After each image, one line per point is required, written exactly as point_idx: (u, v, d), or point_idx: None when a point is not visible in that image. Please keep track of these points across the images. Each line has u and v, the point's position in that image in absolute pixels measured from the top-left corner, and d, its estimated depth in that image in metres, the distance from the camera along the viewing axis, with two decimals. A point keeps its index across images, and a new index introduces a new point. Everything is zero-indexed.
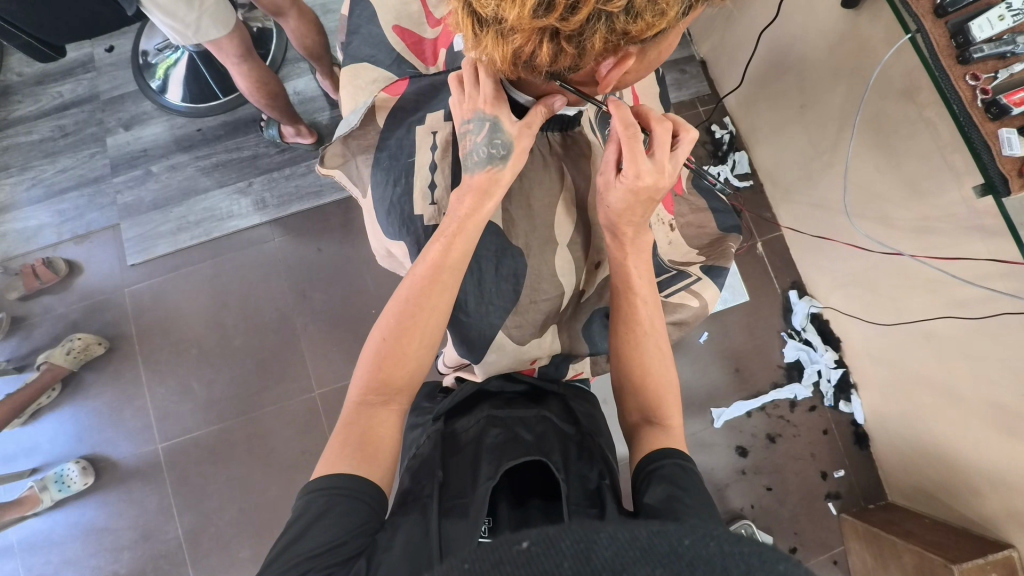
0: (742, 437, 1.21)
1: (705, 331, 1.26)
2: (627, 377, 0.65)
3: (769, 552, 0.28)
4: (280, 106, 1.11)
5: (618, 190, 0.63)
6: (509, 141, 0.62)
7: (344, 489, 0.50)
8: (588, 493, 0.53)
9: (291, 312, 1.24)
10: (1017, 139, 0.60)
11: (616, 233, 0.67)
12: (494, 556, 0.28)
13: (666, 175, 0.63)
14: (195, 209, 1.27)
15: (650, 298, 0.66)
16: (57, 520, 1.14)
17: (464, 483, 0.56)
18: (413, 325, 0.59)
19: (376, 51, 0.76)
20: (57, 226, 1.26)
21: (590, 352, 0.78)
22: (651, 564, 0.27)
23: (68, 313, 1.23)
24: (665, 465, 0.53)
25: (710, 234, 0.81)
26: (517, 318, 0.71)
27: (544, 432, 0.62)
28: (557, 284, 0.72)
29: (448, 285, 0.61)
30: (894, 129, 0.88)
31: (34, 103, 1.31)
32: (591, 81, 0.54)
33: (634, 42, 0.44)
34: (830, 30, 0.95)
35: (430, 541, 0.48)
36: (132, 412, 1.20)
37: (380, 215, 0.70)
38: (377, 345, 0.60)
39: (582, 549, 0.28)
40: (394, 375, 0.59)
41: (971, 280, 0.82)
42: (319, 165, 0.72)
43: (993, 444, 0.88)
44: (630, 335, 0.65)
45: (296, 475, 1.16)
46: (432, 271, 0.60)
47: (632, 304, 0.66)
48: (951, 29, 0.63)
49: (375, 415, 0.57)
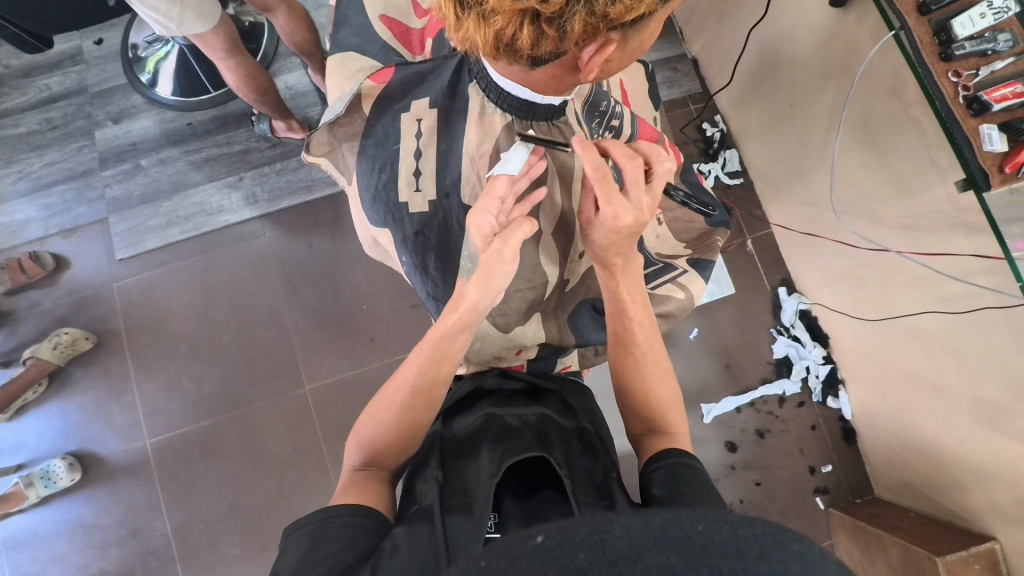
0: (731, 432, 1.22)
1: (696, 327, 1.27)
2: (627, 400, 0.66)
3: (784, 533, 0.28)
4: (269, 101, 1.11)
5: (600, 230, 0.63)
6: (474, 256, 0.63)
7: (348, 514, 0.52)
8: (595, 485, 0.53)
9: (282, 307, 1.23)
10: (997, 135, 0.62)
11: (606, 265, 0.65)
12: (508, 553, 0.28)
13: (645, 210, 0.61)
14: (185, 203, 1.26)
15: (642, 328, 0.66)
16: (44, 517, 1.13)
17: (466, 482, 0.54)
18: (405, 425, 0.62)
19: (364, 41, 0.76)
20: (44, 221, 1.25)
21: (578, 343, 0.78)
22: (666, 553, 0.27)
23: (55, 308, 1.22)
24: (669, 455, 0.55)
25: (699, 228, 0.79)
26: (502, 307, 0.72)
27: (543, 429, 0.60)
28: (543, 274, 0.72)
29: (441, 380, 0.62)
30: (880, 128, 0.90)
31: (21, 96, 1.29)
32: (571, 74, 0.53)
33: (614, 26, 0.44)
34: (820, 29, 0.95)
35: (436, 542, 0.46)
36: (121, 408, 1.19)
37: (366, 203, 0.71)
38: (370, 435, 0.62)
39: (597, 538, 0.28)
40: (388, 453, 0.62)
41: (956, 275, 0.84)
42: (305, 154, 0.71)
43: (978, 439, 0.89)
44: (627, 370, 0.66)
45: (289, 470, 1.16)
46: (427, 368, 0.61)
47: (627, 341, 0.66)
48: (934, 27, 0.65)
49: (370, 480, 0.60)
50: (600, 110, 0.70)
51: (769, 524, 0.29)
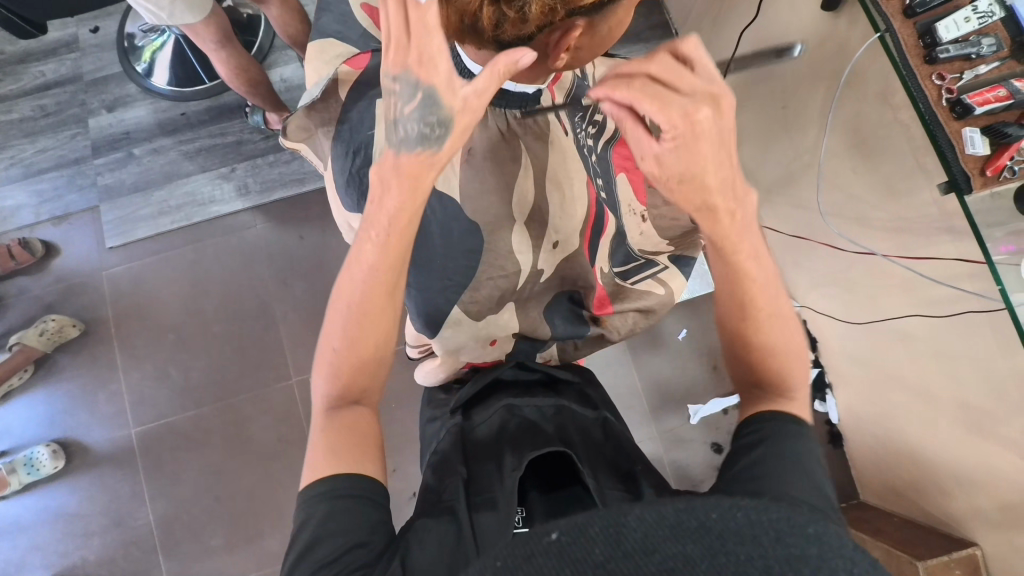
0: (719, 434, 1.21)
1: (685, 327, 1.27)
2: (766, 383, 0.55)
3: (797, 516, 0.29)
4: (262, 93, 1.12)
5: (673, 155, 0.49)
6: (446, 119, 0.49)
7: (344, 491, 0.47)
8: (621, 478, 0.54)
9: (272, 299, 1.23)
10: (979, 139, 0.62)
11: (713, 209, 0.52)
12: (525, 550, 0.27)
13: (712, 99, 0.48)
14: (177, 193, 1.26)
15: (763, 277, 0.54)
16: (26, 505, 1.13)
17: (489, 477, 0.55)
18: (366, 337, 0.51)
19: (344, 28, 0.74)
20: (35, 207, 1.25)
21: (555, 337, 0.73)
22: (682, 541, 0.27)
23: (43, 295, 1.22)
24: (781, 423, 0.51)
25: (683, 226, 0.75)
26: (473, 293, 0.65)
27: (563, 424, 0.61)
28: (516, 264, 0.64)
29: (397, 264, 0.51)
30: (869, 132, 0.90)
31: (15, 82, 1.29)
32: (541, 65, 0.53)
33: (574, 9, 0.44)
34: (811, 33, 0.96)
35: (465, 538, 0.48)
36: (107, 396, 1.18)
37: (341, 188, 0.68)
38: (331, 357, 0.52)
39: (612, 532, 0.27)
40: (353, 382, 0.52)
41: (941, 280, 0.84)
42: (284, 139, 0.70)
43: (962, 445, 0.89)
44: (760, 346, 0.55)
45: (275, 463, 1.15)
46: (375, 267, 0.50)
47: (755, 302, 0.54)
48: (920, 29, 0.65)
49: (347, 419, 0.51)
50: (582, 105, 0.67)
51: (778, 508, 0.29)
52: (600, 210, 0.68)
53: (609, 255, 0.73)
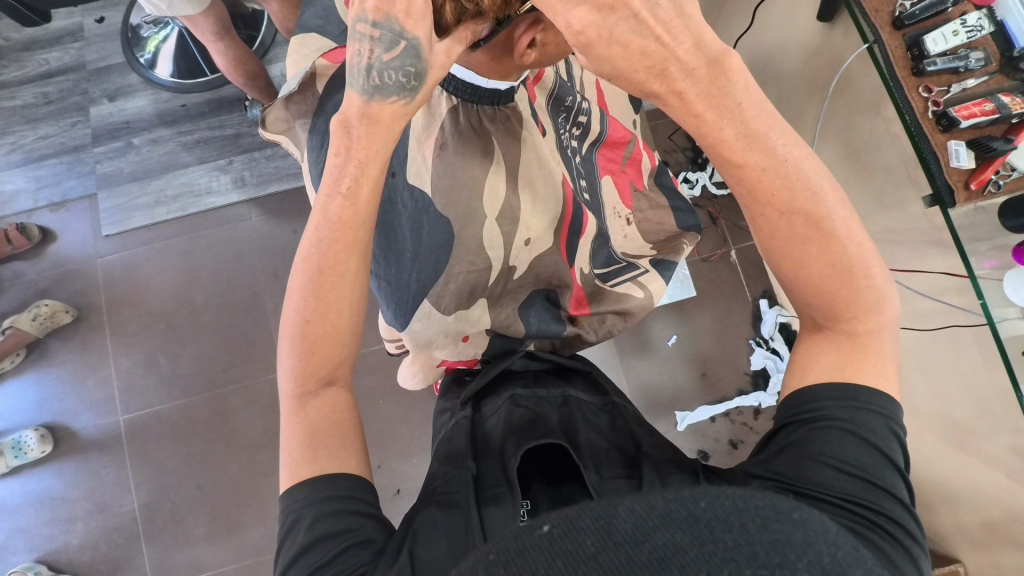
0: (705, 441, 1.21)
1: (675, 333, 1.27)
2: (817, 305, 0.47)
3: (782, 503, 0.26)
4: (259, 86, 1.13)
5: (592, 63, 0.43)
6: (422, 70, 0.47)
7: (325, 489, 0.46)
8: (627, 465, 0.52)
9: (263, 292, 1.24)
10: (964, 152, 0.61)
11: (659, 98, 0.44)
12: (518, 544, 0.25)
13: None
14: (173, 183, 1.27)
15: (779, 170, 0.45)
16: (14, 487, 1.13)
17: (495, 471, 0.53)
18: (336, 297, 0.49)
19: (327, 22, 0.74)
20: (33, 192, 1.26)
21: (530, 334, 0.72)
22: (672, 530, 0.24)
23: (38, 280, 1.23)
24: (832, 410, 0.44)
25: (667, 231, 0.82)
26: (440, 289, 0.64)
27: (569, 416, 0.60)
28: (486, 260, 0.64)
29: (367, 218, 0.49)
30: (862, 142, 0.89)
31: (20, 69, 1.31)
32: (510, 60, 0.54)
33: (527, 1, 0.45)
34: (805, 43, 0.95)
35: (471, 529, 0.45)
36: (96, 382, 1.19)
37: (316, 180, 0.68)
38: (299, 330, 0.50)
39: (602, 523, 0.25)
40: (325, 362, 0.51)
41: (927, 293, 0.84)
42: (263, 129, 0.70)
43: (947, 461, 0.88)
44: (793, 261, 0.47)
45: (259, 455, 1.16)
46: (343, 232, 0.48)
47: (777, 207, 0.46)
48: (908, 41, 0.65)
49: (320, 402, 0.51)
50: (565, 106, 0.71)
51: (769, 496, 0.26)
52: (578, 208, 0.69)
53: (590, 256, 0.74)
